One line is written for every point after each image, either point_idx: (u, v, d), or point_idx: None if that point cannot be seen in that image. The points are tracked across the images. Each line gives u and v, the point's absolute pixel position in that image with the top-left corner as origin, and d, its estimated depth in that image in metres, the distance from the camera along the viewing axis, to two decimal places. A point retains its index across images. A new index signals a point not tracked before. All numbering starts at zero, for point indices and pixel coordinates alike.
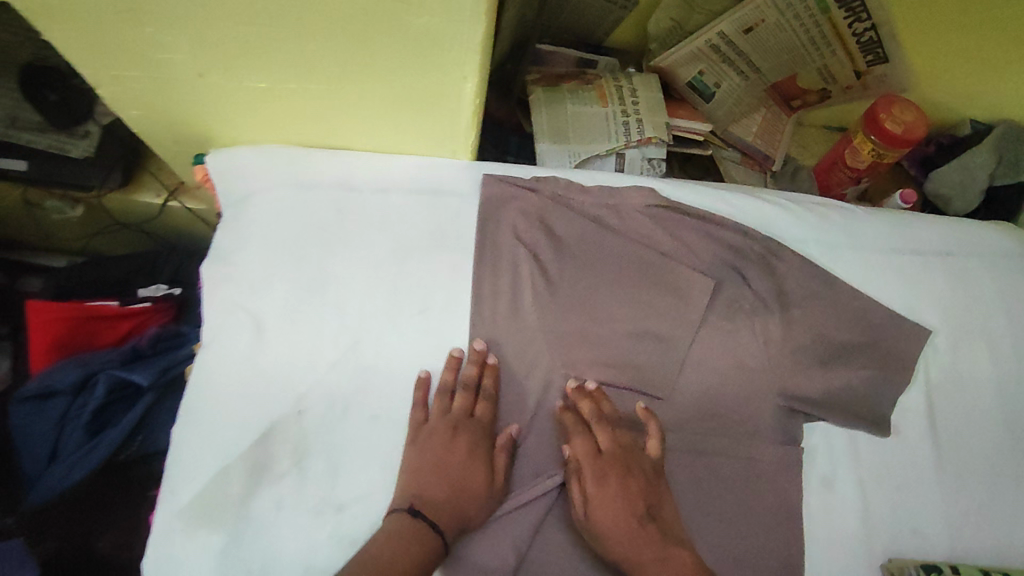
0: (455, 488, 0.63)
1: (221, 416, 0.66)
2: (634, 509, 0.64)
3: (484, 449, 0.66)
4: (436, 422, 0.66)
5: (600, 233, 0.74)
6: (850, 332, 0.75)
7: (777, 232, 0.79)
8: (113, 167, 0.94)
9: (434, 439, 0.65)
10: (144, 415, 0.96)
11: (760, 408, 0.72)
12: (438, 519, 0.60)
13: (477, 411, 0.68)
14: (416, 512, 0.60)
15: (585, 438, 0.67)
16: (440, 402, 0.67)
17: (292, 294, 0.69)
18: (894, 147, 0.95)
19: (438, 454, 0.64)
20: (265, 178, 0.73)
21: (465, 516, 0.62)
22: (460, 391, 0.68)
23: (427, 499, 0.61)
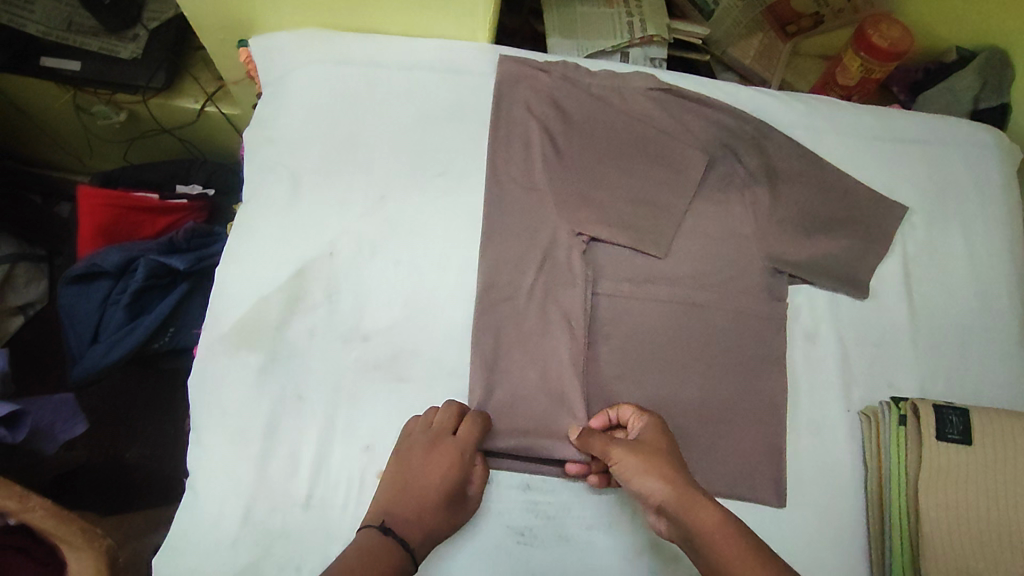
0: (420, 506, 0.61)
1: (259, 255, 0.73)
2: (677, 467, 0.59)
3: (461, 473, 0.64)
4: (417, 438, 0.65)
5: (605, 110, 0.81)
6: (834, 206, 0.81)
7: (769, 118, 0.85)
8: (158, 68, 1.02)
9: (414, 454, 0.64)
10: (176, 306, 1.03)
11: (749, 268, 0.78)
12: (410, 537, 0.59)
13: (460, 430, 0.66)
14: (388, 529, 0.58)
15: (469, 423, 0.66)
16: (427, 420, 0.66)
17: (326, 152, 0.77)
18: (880, 61, 1.02)
19: (415, 473, 0.63)
20: (303, 56, 0.81)
21: (433, 531, 0.61)
22: (445, 409, 0.67)
23: (399, 518, 0.60)
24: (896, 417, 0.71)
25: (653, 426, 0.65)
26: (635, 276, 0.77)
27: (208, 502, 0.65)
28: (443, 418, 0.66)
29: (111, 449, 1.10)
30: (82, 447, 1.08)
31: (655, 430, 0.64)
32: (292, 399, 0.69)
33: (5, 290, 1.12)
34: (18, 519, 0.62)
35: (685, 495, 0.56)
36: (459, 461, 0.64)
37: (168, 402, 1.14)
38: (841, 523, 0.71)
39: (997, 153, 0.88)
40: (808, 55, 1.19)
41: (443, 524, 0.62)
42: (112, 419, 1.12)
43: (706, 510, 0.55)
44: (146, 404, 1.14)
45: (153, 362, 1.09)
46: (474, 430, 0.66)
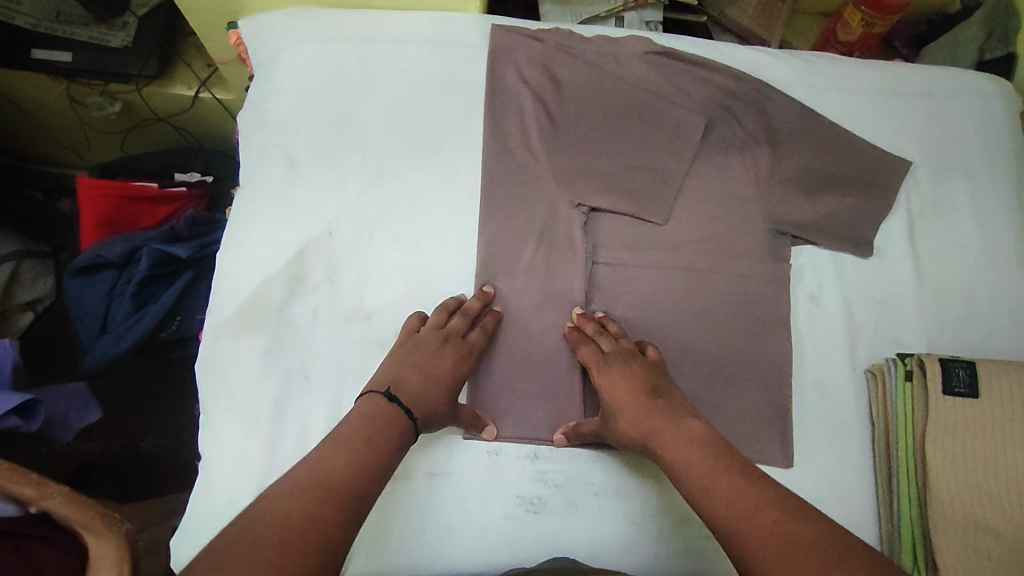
0: (428, 386, 0.63)
1: (260, 238, 0.73)
2: (640, 412, 0.62)
3: (464, 370, 0.67)
4: (427, 333, 0.67)
5: (601, 77, 0.80)
6: (836, 165, 0.80)
7: (768, 77, 0.84)
8: (150, 56, 1.01)
9: (423, 345, 0.66)
10: (182, 293, 1.04)
11: (751, 230, 0.77)
12: (413, 407, 0.61)
13: (470, 335, 0.68)
14: (393, 396, 0.60)
15: (478, 332, 0.69)
16: (438, 320, 0.68)
17: (321, 132, 0.76)
18: (880, 15, 1.00)
19: (425, 359, 0.65)
20: (295, 34, 0.81)
21: (432, 413, 0.62)
22: (458, 313, 0.69)
23: (407, 390, 0.62)
24: (903, 373, 0.70)
25: (606, 380, 0.65)
26: (637, 244, 0.76)
27: (221, 482, 0.66)
28: (456, 322, 0.68)
29: (128, 438, 1.10)
30: (98, 441, 1.09)
31: (615, 381, 0.65)
32: (299, 378, 0.69)
33: (13, 287, 1.14)
34: (38, 507, 0.63)
35: (661, 437, 0.60)
36: (465, 359, 0.67)
37: (177, 395, 1.14)
38: (850, 482, 0.71)
39: (1003, 103, 0.86)
40: (808, 12, 1.19)
41: (438, 410, 0.63)
42: (126, 411, 1.12)
43: (678, 442, 0.59)
44: (159, 394, 1.14)
45: (162, 353, 1.10)
46: (483, 338, 0.69)
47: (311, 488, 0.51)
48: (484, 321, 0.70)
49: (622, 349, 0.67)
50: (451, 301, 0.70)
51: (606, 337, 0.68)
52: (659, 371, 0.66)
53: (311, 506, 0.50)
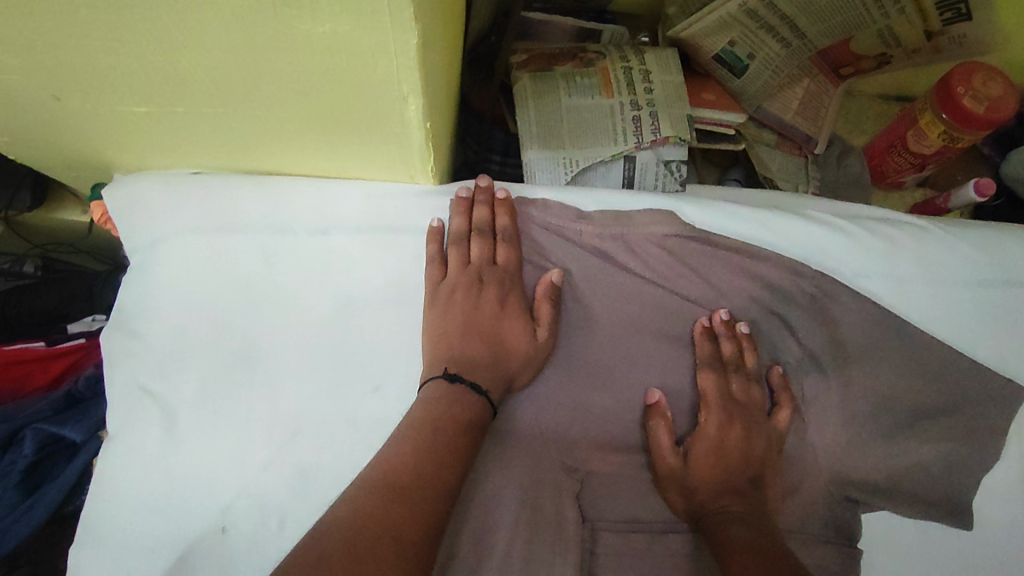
0: (500, 356, 0.54)
1: (135, 513, 0.53)
2: (738, 480, 0.55)
3: (518, 296, 0.56)
4: (455, 278, 0.55)
5: (607, 273, 0.58)
6: (926, 394, 0.58)
7: (832, 265, 0.61)
8: (20, 187, 0.77)
9: (458, 297, 0.54)
10: (90, 467, 0.78)
11: (806, 498, 0.57)
12: (482, 381, 0.52)
13: (497, 257, 0.56)
14: (455, 376, 0.51)
15: (505, 245, 0.56)
16: (458, 258, 0.56)
17: (213, 366, 0.55)
18: (969, 130, 0.76)
19: (470, 313, 0.54)
20: (174, 218, 0.57)
21: (502, 364, 0.54)
22: (478, 234, 0.56)
23: (467, 361, 0.52)
24: None
25: (721, 428, 0.55)
26: (646, 522, 0.55)
27: None
28: (478, 250, 0.56)
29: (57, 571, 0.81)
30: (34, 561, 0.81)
31: (730, 437, 0.55)
32: None
33: None
34: None
35: (721, 515, 0.52)
36: (508, 286, 0.56)
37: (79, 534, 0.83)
38: None
39: None
40: (864, 94, 0.94)
41: (518, 356, 0.54)
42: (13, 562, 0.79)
43: (737, 526, 0.51)
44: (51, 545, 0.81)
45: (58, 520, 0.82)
46: (512, 251, 0.56)
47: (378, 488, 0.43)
48: (498, 229, 0.57)
49: (750, 406, 0.57)
50: (456, 225, 0.57)
51: (737, 379, 0.57)
52: (776, 447, 0.57)
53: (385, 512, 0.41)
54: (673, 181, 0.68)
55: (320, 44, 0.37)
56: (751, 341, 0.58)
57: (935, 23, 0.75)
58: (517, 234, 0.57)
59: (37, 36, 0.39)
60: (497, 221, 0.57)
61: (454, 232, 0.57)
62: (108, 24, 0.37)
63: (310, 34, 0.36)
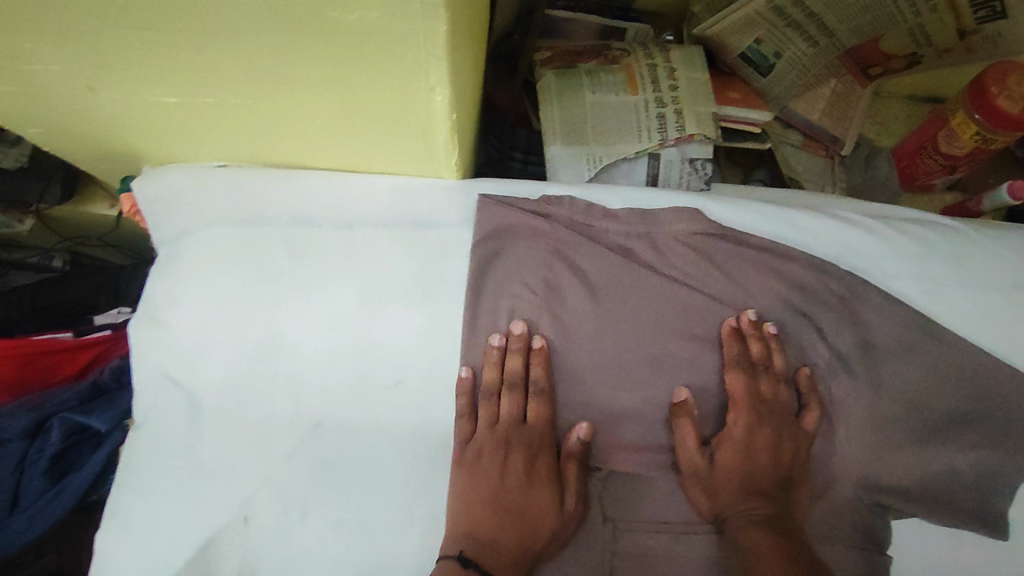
0: (525, 519, 0.53)
1: (157, 507, 0.53)
2: (767, 480, 0.54)
3: (545, 419, 0.55)
4: (482, 440, 0.55)
5: (632, 268, 0.57)
6: (959, 399, 0.56)
7: (861, 266, 0.60)
8: (51, 181, 0.79)
9: (483, 474, 0.53)
10: (114, 457, 0.78)
11: (834, 504, 0.56)
12: (496, 571, 0.50)
13: (528, 414, 0.55)
14: (468, 560, 0.49)
15: (536, 401, 0.55)
16: (487, 415, 0.56)
17: (236, 363, 0.56)
18: (1003, 130, 0.74)
19: (483, 488, 0.53)
20: (203, 209, 0.58)
21: (531, 539, 0.52)
22: (507, 391, 0.55)
23: (486, 546, 0.51)
24: None
25: (749, 427, 0.55)
26: (671, 523, 0.54)
27: None
28: (508, 409, 0.55)
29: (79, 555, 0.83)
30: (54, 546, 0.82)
31: (759, 436, 0.55)
32: None
33: None
34: None
35: (744, 519, 0.52)
36: (537, 448, 0.55)
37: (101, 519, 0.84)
38: None
39: None
40: (894, 95, 0.93)
41: (534, 536, 0.52)
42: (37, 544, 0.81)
43: (760, 531, 0.50)
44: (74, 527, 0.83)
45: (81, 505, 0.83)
46: (523, 364, 0.55)
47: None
48: (530, 381, 0.55)
49: (778, 405, 0.56)
50: (489, 377, 0.55)
51: (766, 379, 0.56)
52: (804, 448, 0.56)
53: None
54: (698, 180, 0.67)
55: (349, 31, 0.37)
56: (779, 342, 0.57)
57: (969, 20, 0.74)
58: (550, 385, 0.55)
59: (71, 25, 0.39)
60: (530, 371, 0.55)
61: (486, 383, 0.55)
62: (141, 12, 0.38)
63: (341, 22, 0.36)
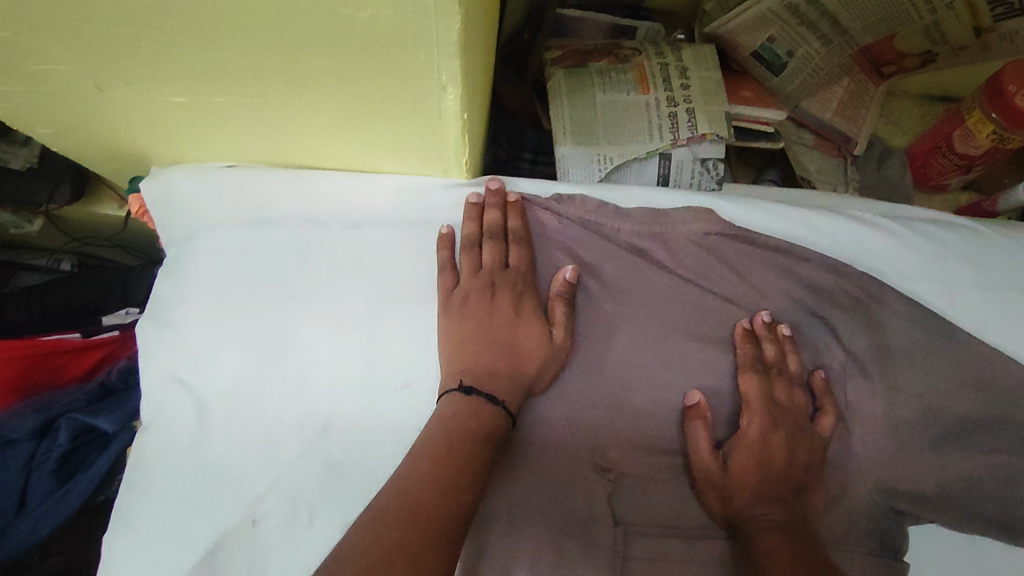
0: (516, 359, 0.51)
1: (166, 503, 0.53)
2: (783, 486, 0.53)
3: (529, 272, 0.55)
4: (467, 284, 0.54)
5: (644, 270, 0.57)
6: (978, 403, 0.55)
7: (877, 268, 0.59)
8: (61, 181, 0.78)
9: (473, 304, 0.53)
10: (121, 458, 0.78)
11: (850, 509, 0.55)
12: (499, 394, 0.49)
13: (511, 260, 0.55)
14: (471, 389, 0.48)
15: (519, 246, 0.55)
16: (471, 263, 0.55)
17: (244, 363, 0.55)
18: (1019, 129, 0.73)
19: (483, 321, 0.52)
20: (211, 212, 0.58)
21: (522, 375, 0.51)
22: (487, 242, 0.55)
23: (485, 374, 0.50)
24: None
25: (764, 432, 0.54)
26: (682, 528, 0.54)
27: None
28: (490, 255, 0.54)
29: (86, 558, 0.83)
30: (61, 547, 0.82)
31: (774, 441, 0.54)
32: None
33: None
34: None
35: (758, 525, 0.50)
36: (522, 288, 0.54)
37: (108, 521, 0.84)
38: None
39: None
40: (907, 94, 0.91)
41: (527, 372, 0.51)
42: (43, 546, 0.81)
43: (774, 536, 0.49)
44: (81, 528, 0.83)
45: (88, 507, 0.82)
46: (514, 216, 0.56)
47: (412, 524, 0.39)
48: (510, 230, 0.56)
49: (794, 410, 0.55)
50: (467, 230, 0.55)
51: (780, 383, 0.55)
52: (820, 454, 0.55)
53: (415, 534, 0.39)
54: (710, 180, 0.67)
55: (361, 29, 0.37)
56: (793, 344, 0.57)
57: (985, 19, 0.73)
58: (528, 235, 0.56)
59: (81, 25, 0.39)
60: (508, 222, 0.56)
61: (464, 238, 0.55)
62: (152, 14, 0.38)
63: (352, 20, 0.36)
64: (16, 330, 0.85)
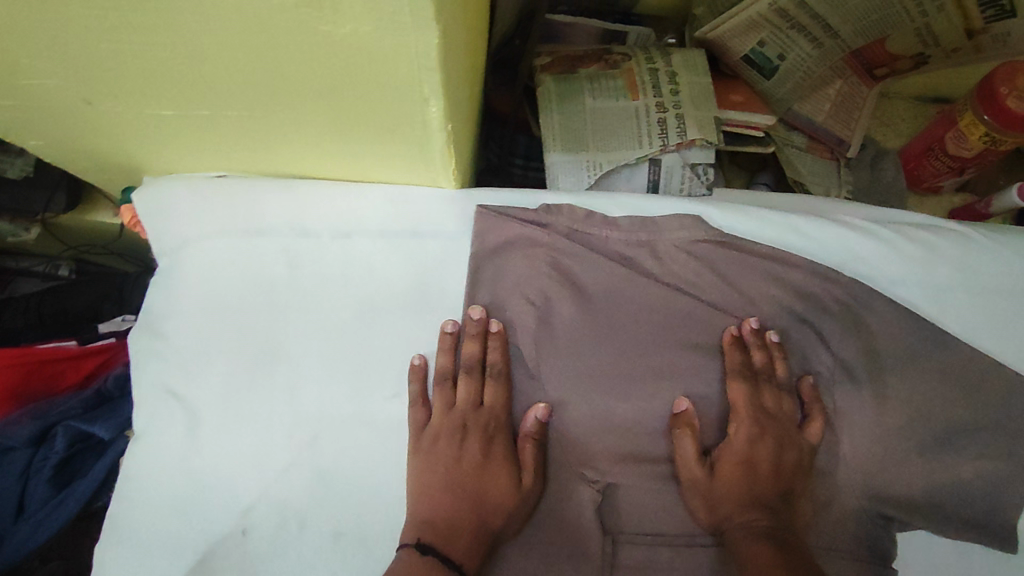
0: (481, 503, 0.51)
1: (160, 511, 0.53)
2: (767, 491, 0.53)
3: (503, 430, 0.54)
4: (439, 423, 0.54)
5: (632, 277, 0.57)
6: (966, 408, 0.55)
7: (866, 273, 0.59)
8: (55, 190, 0.79)
9: (440, 445, 0.53)
10: (117, 464, 0.79)
11: (838, 517, 0.55)
12: (456, 555, 0.48)
13: (484, 399, 0.55)
14: (426, 547, 0.48)
15: (492, 386, 0.55)
16: (441, 402, 0.55)
17: (234, 375, 0.56)
18: (1012, 132, 0.73)
19: (437, 475, 0.52)
20: (200, 221, 0.58)
21: (485, 521, 0.51)
22: (460, 377, 0.55)
23: (441, 528, 0.50)
24: None
25: (749, 441, 0.54)
26: (671, 536, 0.54)
27: None
28: (464, 394, 0.55)
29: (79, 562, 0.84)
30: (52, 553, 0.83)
31: (760, 449, 0.54)
32: None
33: None
34: None
35: (739, 536, 0.51)
36: (491, 435, 0.54)
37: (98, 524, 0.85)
38: None
39: None
40: (901, 95, 0.91)
41: (486, 516, 0.51)
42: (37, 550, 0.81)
43: (757, 546, 0.49)
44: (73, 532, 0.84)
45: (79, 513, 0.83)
46: (495, 356, 0.55)
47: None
48: (487, 363, 0.55)
49: (781, 419, 0.55)
50: (440, 363, 0.55)
51: (769, 391, 0.55)
52: (807, 461, 0.55)
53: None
54: (700, 185, 0.66)
55: (339, 44, 0.37)
56: (781, 350, 0.57)
57: (977, 20, 0.73)
58: (506, 366, 0.56)
59: (66, 40, 0.39)
60: (486, 354, 0.55)
61: (438, 370, 0.55)
62: (134, 28, 0.38)
63: (331, 35, 0.36)
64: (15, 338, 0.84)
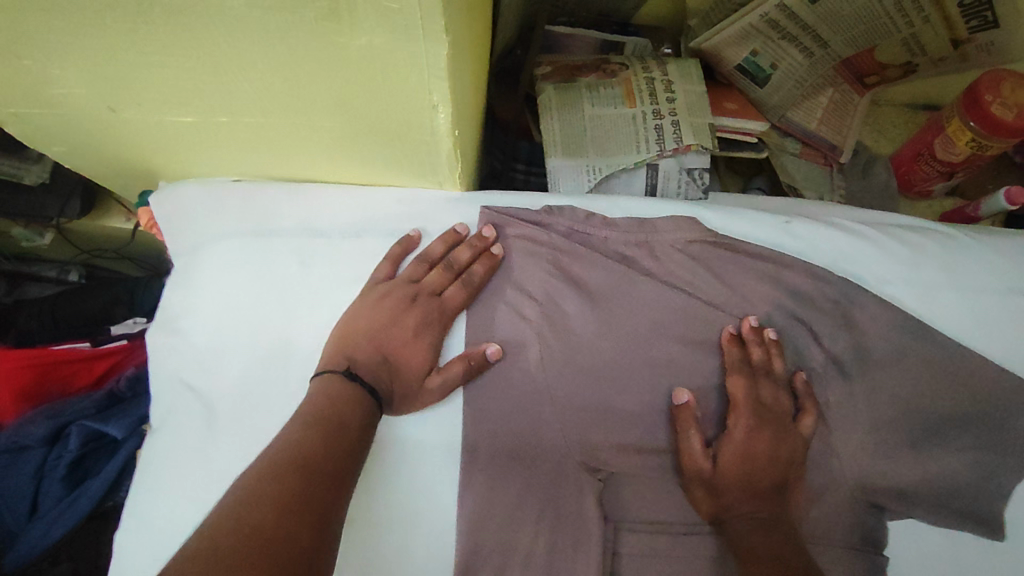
0: (395, 365, 0.54)
1: (174, 494, 0.55)
2: (766, 480, 0.54)
3: (443, 317, 0.57)
4: (398, 285, 0.57)
5: (631, 276, 0.59)
6: (954, 401, 0.57)
7: (857, 273, 0.61)
8: (71, 196, 0.82)
9: (388, 302, 0.56)
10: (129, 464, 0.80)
11: (832, 507, 0.57)
12: (374, 381, 0.52)
13: (447, 292, 0.58)
14: (353, 375, 0.51)
15: (459, 287, 0.58)
16: (414, 272, 0.58)
17: (247, 363, 0.58)
18: (998, 137, 0.75)
19: (382, 325, 0.55)
20: (216, 223, 0.61)
21: (394, 382, 0.54)
22: (440, 266, 0.58)
23: (361, 360, 0.53)
24: None
25: (749, 436, 0.55)
26: (671, 524, 0.56)
27: None
28: (435, 278, 0.58)
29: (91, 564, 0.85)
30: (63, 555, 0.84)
31: (759, 440, 0.55)
32: None
33: None
34: None
35: (741, 527, 0.52)
36: (436, 318, 0.57)
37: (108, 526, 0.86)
38: None
39: None
40: (892, 103, 0.94)
41: (402, 382, 0.54)
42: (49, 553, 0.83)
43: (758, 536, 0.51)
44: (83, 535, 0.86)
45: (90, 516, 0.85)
46: (461, 292, 0.58)
47: (285, 469, 0.42)
48: (458, 263, 0.58)
49: (777, 411, 0.57)
50: (438, 249, 0.58)
51: (767, 385, 0.57)
52: (802, 454, 0.56)
53: (291, 503, 0.39)
54: (696, 189, 0.69)
55: (355, 54, 0.39)
56: (779, 346, 0.58)
57: (961, 30, 0.75)
58: (482, 281, 0.58)
59: (99, 52, 0.42)
60: (461, 254, 0.58)
61: (426, 251, 0.59)
62: (165, 42, 0.40)
63: (348, 46, 0.39)
64: (30, 339, 0.87)
